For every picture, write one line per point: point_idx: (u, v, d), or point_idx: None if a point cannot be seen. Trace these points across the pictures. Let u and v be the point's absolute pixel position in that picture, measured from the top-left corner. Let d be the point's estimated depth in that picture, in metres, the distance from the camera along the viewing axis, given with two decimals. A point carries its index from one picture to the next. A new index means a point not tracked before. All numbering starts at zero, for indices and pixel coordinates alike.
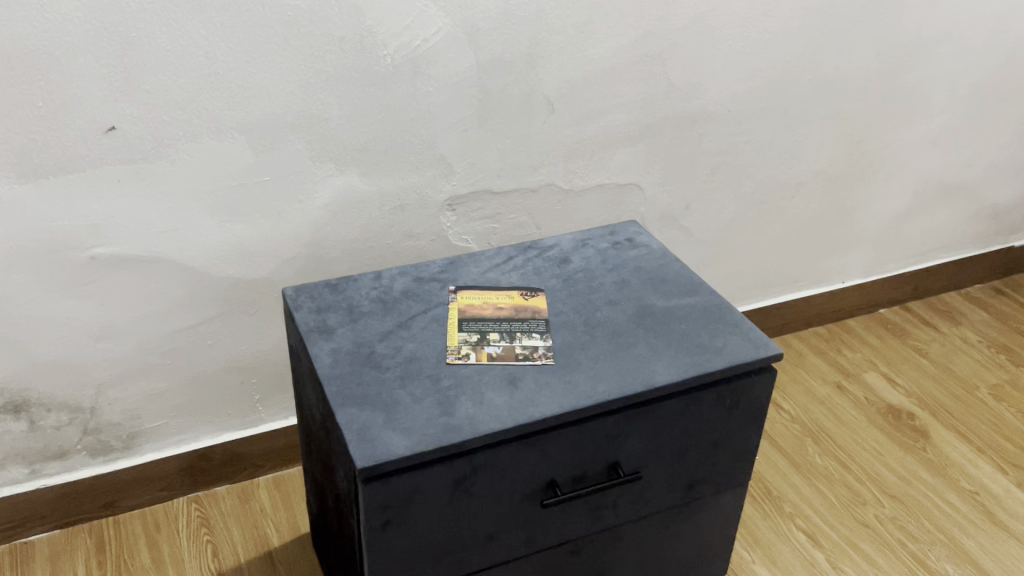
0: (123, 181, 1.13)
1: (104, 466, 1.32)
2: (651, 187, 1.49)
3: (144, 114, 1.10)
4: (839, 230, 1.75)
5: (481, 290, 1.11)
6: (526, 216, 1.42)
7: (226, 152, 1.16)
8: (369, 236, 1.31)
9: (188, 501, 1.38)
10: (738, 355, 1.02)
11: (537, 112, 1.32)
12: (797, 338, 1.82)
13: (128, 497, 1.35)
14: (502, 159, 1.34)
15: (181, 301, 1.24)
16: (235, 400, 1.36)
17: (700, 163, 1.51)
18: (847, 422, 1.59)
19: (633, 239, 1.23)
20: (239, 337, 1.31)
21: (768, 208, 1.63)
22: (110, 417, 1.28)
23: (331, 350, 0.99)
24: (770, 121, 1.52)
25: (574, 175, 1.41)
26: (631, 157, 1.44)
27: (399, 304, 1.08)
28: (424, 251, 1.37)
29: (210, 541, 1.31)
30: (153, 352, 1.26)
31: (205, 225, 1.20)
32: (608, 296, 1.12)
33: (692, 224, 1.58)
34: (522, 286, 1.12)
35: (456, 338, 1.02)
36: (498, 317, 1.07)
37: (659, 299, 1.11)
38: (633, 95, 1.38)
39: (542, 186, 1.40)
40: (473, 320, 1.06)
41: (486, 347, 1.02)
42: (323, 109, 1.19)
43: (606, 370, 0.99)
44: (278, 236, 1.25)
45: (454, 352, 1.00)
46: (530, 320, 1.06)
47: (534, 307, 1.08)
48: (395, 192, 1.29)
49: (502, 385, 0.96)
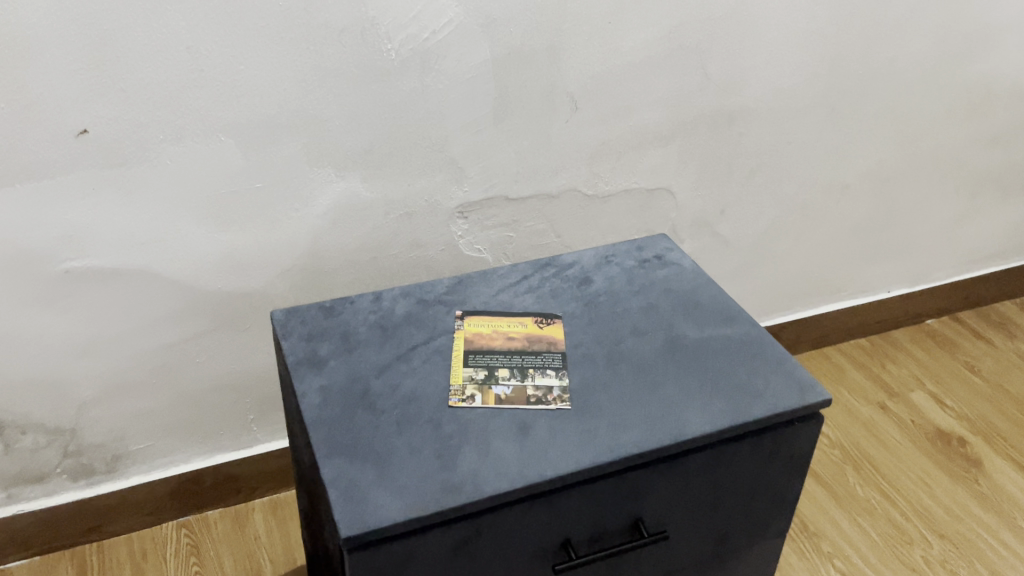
0: (98, 188, 1.02)
1: (87, 490, 1.23)
2: (683, 191, 1.36)
3: (120, 114, 0.98)
4: (888, 237, 1.61)
5: (492, 317, 1.00)
6: (545, 223, 1.29)
7: (213, 155, 1.05)
8: (372, 247, 1.20)
9: (178, 526, 1.29)
10: (782, 400, 0.89)
11: (559, 111, 1.19)
12: (837, 351, 1.69)
13: (113, 522, 1.26)
14: (519, 162, 1.22)
15: (168, 317, 1.14)
16: (228, 421, 1.26)
17: (738, 165, 1.37)
18: (892, 448, 1.47)
19: (663, 256, 1.11)
20: (231, 354, 1.20)
21: (811, 212, 1.50)
22: (93, 438, 1.19)
23: (320, 387, 0.89)
24: (816, 119, 1.38)
25: (599, 179, 1.29)
26: (662, 159, 1.31)
27: (399, 332, 0.97)
28: (433, 262, 1.25)
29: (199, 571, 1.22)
30: (137, 371, 1.16)
31: (192, 236, 1.09)
32: (634, 324, 1.00)
33: (727, 231, 1.44)
34: (537, 311, 1.01)
35: (461, 376, 0.91)
36: (509, 350, 0.95)
37: (690, 329, 0.99)
38: (666, 91, 1.24)
39: (563, 191, 1.27)
40: (480, 353, 0.94)
41: (494, 386, 0.90)
42: (321, 108, 1.07)
43: (630, 416, 0.87)
44: (272, 246, 1.14)
45: (457, 392, 0.89)
46: (544, 355, 0.94)
47: (549, 337, 0.97)
48: (401, 198, 1.17)
49: (511, 434, 0.85)
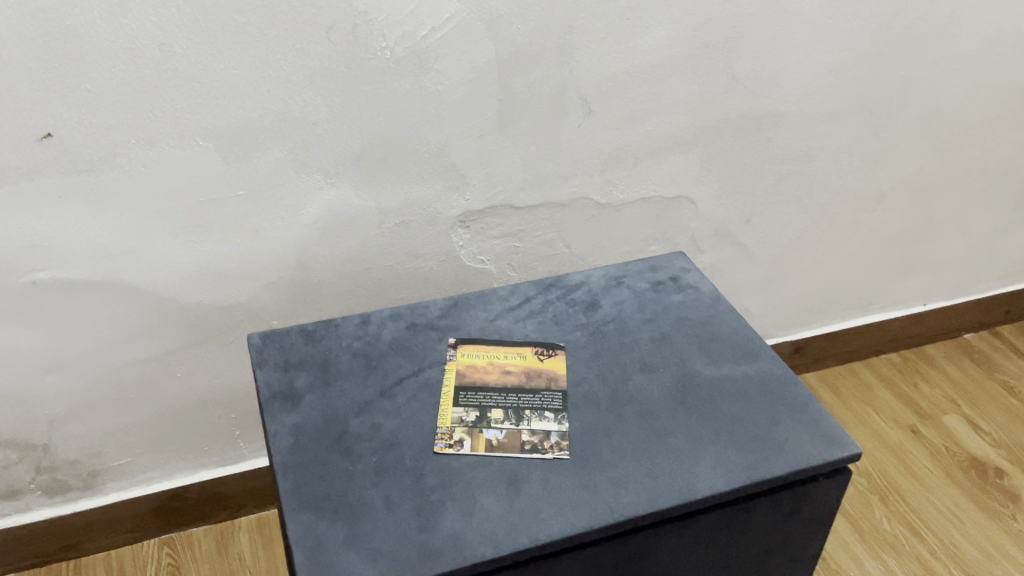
0: (64, 196, 0.94)
1: (62, 507, 1.17)
2: (704, 200, 1.26)
3: (86, 117, 0.90)
4: (925, 249, 1.50)
5: (487, 346, 0.91)
6: (553, 233, 1.20)
7: (189, 161, 0.97)
8: (365, 258, 1.11)
9: (160, 544, 1.23)
10: (805, 456, 0.80)
11: (570, 114, 1.10)
12: (865, 366, 1.59)
13: (91, 539, 1.19)
14: (526, 169, 1.12)
15: (144, 330, 1.06)
16: (212, 436, 1.19)
17: (765, 172, 1.27)
18: (922, 477, 1.37)
19: (679, 278, 1.02)
20: (214, 368, 1.13)
21: (842, 222, 1.39)
22: (67, 454, 1.12)
23: (293, 428, 0.81)
24: (852, 123, 1.27)
25: (613, 187, 1.19)
26: (682, 166, 1.21)
27: (385, 362, 0.89)
28: (432, 274, 1.17)
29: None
30: (112, 386, 1.09)
31: (169, 246, 1.02)
32: (644, 358, 0.90)
33: (752, 242, 1.34)
34: (538, 341, 0.92)
35: (449, 417, 0.83)
36: (504, 387, 0.86)
37: (706, 366, 0.90)
38: (688, 93, 1.14)
39: (574, 199, 1.18)
40: (472, 391, 0.86)
41: (485, 430, 0.82)
42: (308, 110, 0.98)
43: (633, 471, 0.78)
44: (256, 257, 1.06)
45: (444, 436, 0.81)
46: (542, 394, 0.86)
47: (549, 372, 0.88)
48: (396, 207, 1.09)
49: (500, 488, 0.76)
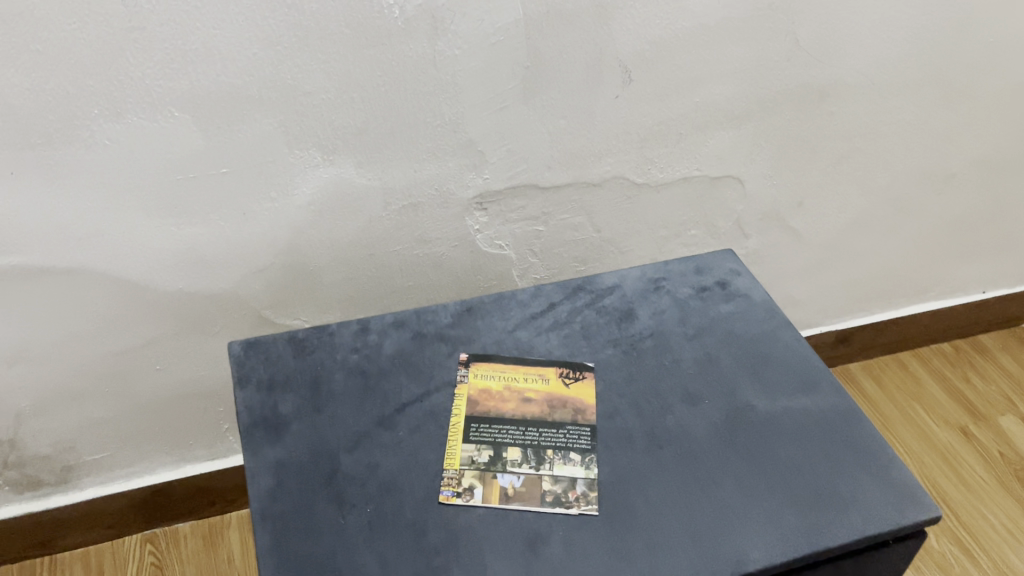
0: (18, 173, 0.81)
1: (35, 502, 1.06)
2: (754, 180, 1.11)
3: (39, 83, 0.77)
4: (993, 234, 1.35)
5: (505, 365, 0.79)
6: (582, 215, 1.06)
7: (163, 134, 0.83)
8: (368, 242, 0.98)
9: (143, 540, 1.13)
10: (875, 519, 0.68)
11: (607, 83, 0.94)
12: (914, 357, 1.46)
13: (67, 536, 1.10)
14: (554, 145, 0.98)
15: (118, 319, 0.94)
16: (197, 431, 1.08)
17: (823, 150, 1.12)
18: (973, 487, 1.25)
19: (727, 283, 0.88)
20: (198, 360, 1.01)
21: (905, 205, 1.24)
22: (36, 449, 1.02)
23: (276, 466, 0.69)
24: (925, 95, 1.11)
25: (652, 165, 1.04)
26: (732, 142, 1.06)
27: (386, 382, 0.77)
28: (444, 260, 1.03)
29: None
30: (84, 379, 0.98)
31: (143, 228, 0.89)
32: (686, 386, 0.78)
33: (802, 225, 1.20)
34: (563, 359, 0.79)
35: (458, 457, 0.71)
36: (524, 419, 0.74)
37: (758, 397, 0.77)
38: (744, 61, 0.98)
39: (607, 178, 1.03)
40: (486, 423, 0.74)
41: (500, 474, 0.70)
42: (302, 77, 0.83)
43: (673, 533, 0.66)
44: (243, 242, 0.93)
45: (452, 481, 0.69)
46: (567, 431, 0.73)
47: (576, 402, 0.76)
48: (404, 186, 0.95)
49: (516, 552, 0.65)
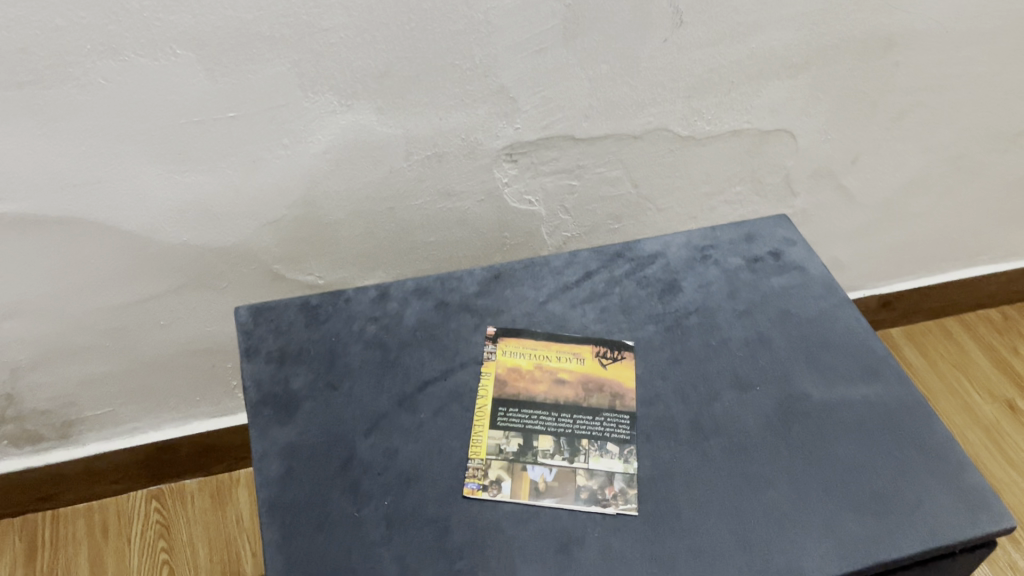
0: (7, 114, 0.74)
1: (35, 457, 1.02)
2: (807, 135, 1.02)
3: (26, 14, 0.68)
4: None
5: (537, 342, 0.72)
6: (619, 170, 0.98)
7: (166, 74, 0.75)
8: (388, 194, 0.91)
9: (148, 496, 1.08)
10: (943, 528, 0.62)
11: (656, 26, 0.85)
12: (960, 324, 1.38)
13: (70, 490, 1.05)
14: (593, 93, 0.89)
15: (119, 272, 0.88)
16: (205, 387, 1.02)
17: (885, 103, 1.02)
18: (1018, 464, 1.19)
19: (780, 254, 0.81)
20: (205, 315, 0.95)
21: (966, 164, 1.15)
22: (36, 404, 0.96)
23: (286, 450, 0.63)
24: (1002, 46, 1.01)
25: (699, 117, 0.95)
26: (787, 94, 0.96)
27: (406, 357, 0.70)
28: (469, 215, 0.95)
29: (167, 562, 1.01)
30: (84, 333, 0.92)
31: (144, 176, 0.81)
32: (735, 371, 0.71)
33: (854, 184, 1.11)
34: (600, 337, 0.73)
35: (485, 445, 0.65)
36: (556, 404, 0.68)
37: (814, 385, 0.70)
38: (808, 4, 0.88)
39: (649, 131, 0.95)
40: (516, 407, 0.67)
41: (530, 467, 0.64)
42: (319, 14, 0.75)
43: (720, 539, 0.60)
44: (253, 192, 0.86)
45: (478, 473, 0.63)
46: (604, 418, 0.67)
47: (613, 385, 0.69)
48: (428, 136, 0.87)
49: (547, 557, 0.59)
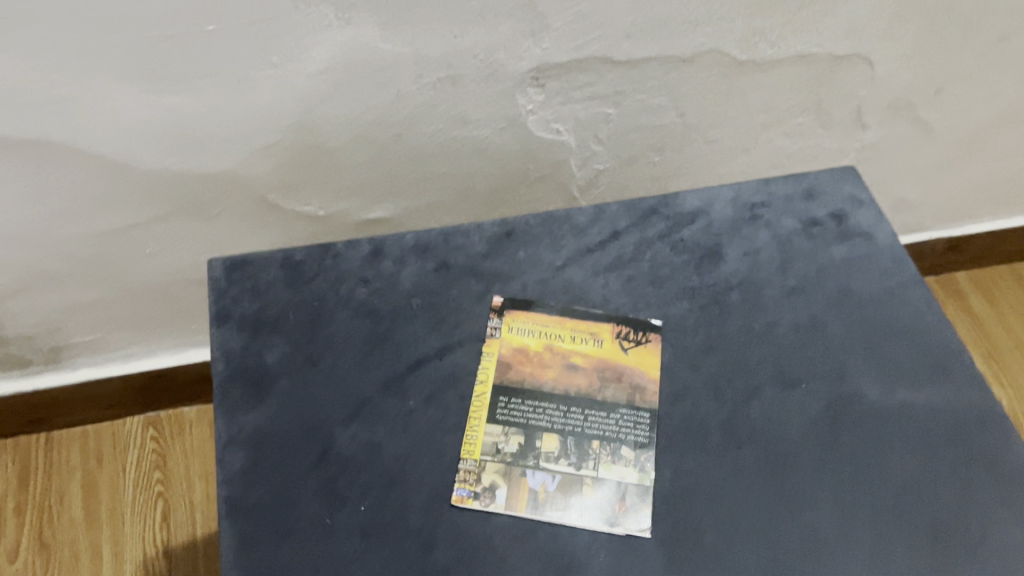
0: None
1: (25, 380, 0.97)
2: (887, 61, 0.87)
3: None
4: None
5: (549, 318, 0.62)
6: (664, 97, 0.84)
7: None
8: (396, 120, 0.79)
9: (145, 423, 1.03)
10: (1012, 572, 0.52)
11: None
12: None
13: (64, 414, 1.00)
14: (639, 9, 0.75)
15: (96, 198, 0.79)
16: (200, 316, 0.95)
17: (985, 25, 0.87)
18: None
19: (843, 217, 0.69)
20: (195, 245, 0.86)
21: None
22: (20, 329, 0.90)
23: (253, 438, 0.56)
24: None
25: (762, 39, 0.81)
26: (870, 13, 0.81)
27: (399, 330, 0.61)
28: (488, 144, 0.84)
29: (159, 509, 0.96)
30: (64, 261, 0.84)
31: (114, 95, 0.71)
32: (778, 362, 0.61)
33: (936, 116, 0.96)
34: (623, 314, 0.63)
35: (480, 443, 0.56)
36: (567, 395, 0.59)
37: (871, 384, 0.60)
38: None
39: (701, 53, 0.81)
40: (519, 397, 0.58)
41: (529, 472, 0.55)
42: None
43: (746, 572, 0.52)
44: (240, 115, 0.75)
45: (470, 477, 0.55)
46: (620, 417, 0.58)
47: (634, 375, 0.60)
48: (441, 56, 0.74)
49: None
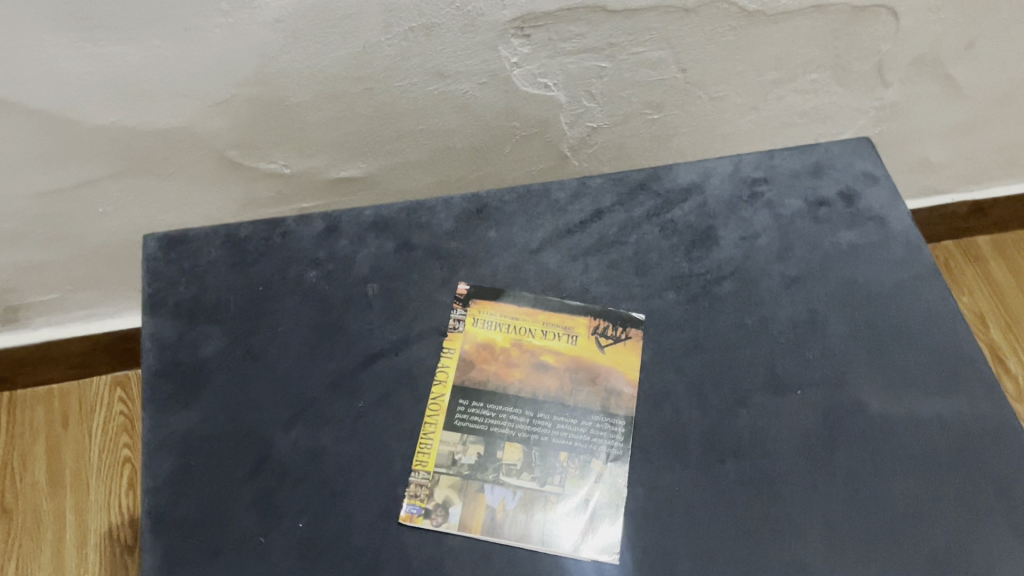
0: None
1: None
2: (913, 13, 0.79)
3: None
4: None
5: (518, 310, 0.56)
6: (664, 51, 0.76)
7: None
8: (365, 74, 0.72)
9: (112, 383, 0.99)
10: None
11: None
12: None
13: (26, 373, 0.96)
14: None
15: (39, 155, 0.72)
16: None
17: None
18: None
19: (853, 198, 0.62)
20: (152, 205, 0.80)
21: None
22: None
23: (184, 442, 0.50)
24: None
25: None
26: None
27: (351, 320, 0.55)
28: (469, 101, 0.77)
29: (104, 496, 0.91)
30: (11, 221, 0.78)
31: (48, 45, 0.64)
32: (771, 365, 0.55)
33: (964, 73, 0.88)
34: (601, 306, 0.57)
35: (435, 453, 0.51)
36: (534, 398, 0.53)
37: (872, 392, 0.54)
38: None
39: (705, 4, 0.72)
40: (481, 400, 0.53)
41: (487, 487, 0.50)
42: None
43: None
44: (190, 67, 0.68)
45: (421, 491, 0.49)
46: (592, 424, 0.52)
47: (609, 377, 0.54)
48: (412, 4, 0.66)
49: None
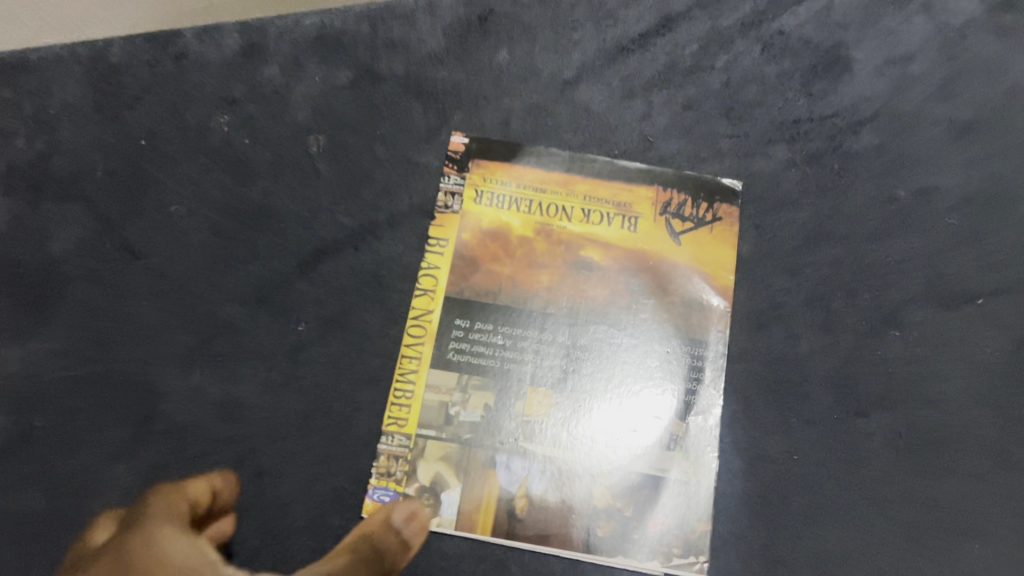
0: None
1: None
2: None
3: None
4: None
5: (545, 177, 0.37)
6: None
7: None
8: None
9: None
10: None
11: None
12: None
13: None
14: None
15: None
16: None
17: None
18: None
19: None
20: None
21: None
22: None
23: (25, 393, 0.32)
24: None
25: None
26: None
27: (286, 195, 0.35)
28: None
29: None
30: None
31: None
32: (935, 262, 0.36)
33: None
34: (670, 170, 0.37)
35: (417, 408, 0.33)
36: (571, 316, 0.34)
37: None
38: None
39: None
40: (488, 321, 0.34)
41: (499, 458, 0.32)
42: None
43: None
44: None
45: (397, 468, 0.32)
46: (660, 357, 0.34)
47: (687, 283, 0.35)
48: None
49: None
